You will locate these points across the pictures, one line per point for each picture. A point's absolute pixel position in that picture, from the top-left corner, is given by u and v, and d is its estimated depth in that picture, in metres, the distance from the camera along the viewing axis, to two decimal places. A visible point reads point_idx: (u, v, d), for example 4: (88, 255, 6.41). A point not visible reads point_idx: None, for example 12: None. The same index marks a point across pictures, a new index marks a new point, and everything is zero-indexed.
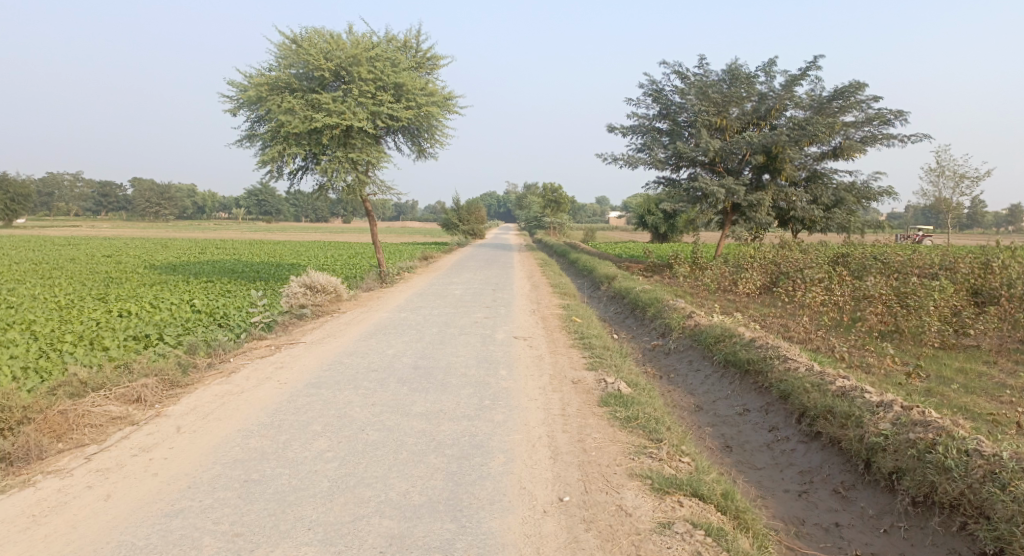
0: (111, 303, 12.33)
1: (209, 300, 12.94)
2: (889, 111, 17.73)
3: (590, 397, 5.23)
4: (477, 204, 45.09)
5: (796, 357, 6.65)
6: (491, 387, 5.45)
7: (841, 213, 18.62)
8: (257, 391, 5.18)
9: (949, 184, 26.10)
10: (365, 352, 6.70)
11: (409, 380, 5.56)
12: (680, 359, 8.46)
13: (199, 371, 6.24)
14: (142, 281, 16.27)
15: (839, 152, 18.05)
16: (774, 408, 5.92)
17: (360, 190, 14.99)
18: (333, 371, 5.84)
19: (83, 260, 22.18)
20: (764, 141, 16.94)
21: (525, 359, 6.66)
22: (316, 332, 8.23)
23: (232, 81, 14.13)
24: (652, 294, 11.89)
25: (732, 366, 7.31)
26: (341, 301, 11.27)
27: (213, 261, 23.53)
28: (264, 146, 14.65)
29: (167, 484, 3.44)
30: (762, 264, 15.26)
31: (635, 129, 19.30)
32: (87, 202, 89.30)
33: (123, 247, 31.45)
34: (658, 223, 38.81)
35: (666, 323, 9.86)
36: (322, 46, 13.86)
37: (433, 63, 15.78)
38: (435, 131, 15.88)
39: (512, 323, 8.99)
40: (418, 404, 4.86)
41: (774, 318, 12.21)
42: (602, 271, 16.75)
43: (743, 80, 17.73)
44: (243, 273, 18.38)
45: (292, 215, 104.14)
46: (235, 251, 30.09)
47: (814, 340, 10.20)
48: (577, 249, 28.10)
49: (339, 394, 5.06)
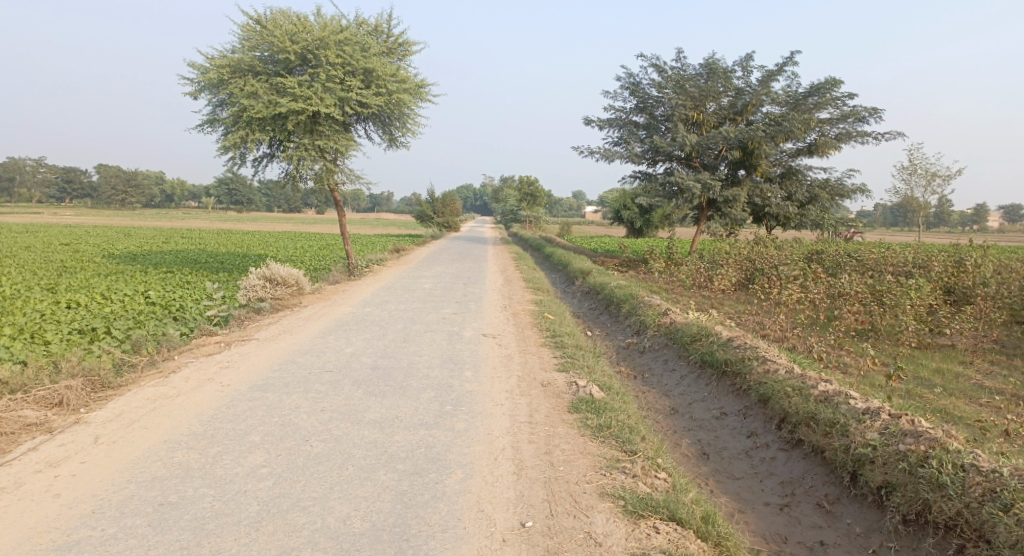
0: (58, 294, 11.59)
1: (166, 292, 12.25)
2: (864, 108, 17.76)
3: (559, 403, 4.87)
4: (453, 196, 44.52)
5: (775, 358, 6.41)
6: (454, 391, 5.03)
7: (815, 210, 18.61)
8: (195, 395, 4.63)
9: (921, 183, 26.37)
10: (321, 351, 6.22)
11: (366, 383, 5.11)
12: (655, 358, 8.20)
13: (138, 369, 5.68)
14: (97, 271, 15.44)
15: (814, 148, 18.02)
16: (753, 412, 5.70)
17: (328, 179, 14.39)
18: (283, 371, 5.34)
19: (38, 248, 21.13)
20: (741, 136, 16.81)
21: (493, 359, 6.28)
22: (272, 328, 7.68)
23: (191, 62, 13.37)
24: (627, 290, 11.62)
25: (708, 367, 7.07)
26: (303, 294, 10.70)
27: (177, 251, 22.63)
28: (226, 132, 13.94)
29: (68, 509, 2.95)
30: (737, 260, 15.15)
31: (612, 122, 19.03)
32: (50, 189, 86.19)
33: (83, 235, 30.19)
34: (634, 218, 38.81)
35: (642, 320, 9.58)
36: (288, 28, 13.20)
37: (405, 48, 15.24)
38: (407, 119, 15.36)
39: (482, 320, 8.60)
40: (372, 410, 4.43)
41: (749, 316, 12.06)
42: (577, 265, 16.45)
43: (721, 74, 17.54)
44: (207, 264, 17.61)
45: (264, 205, 101.96)
46: (200, 241, 29.11)
47: (790, 340, 10.04)
48: (552, 243, 27.86)
49: (285, 398, 4.58)
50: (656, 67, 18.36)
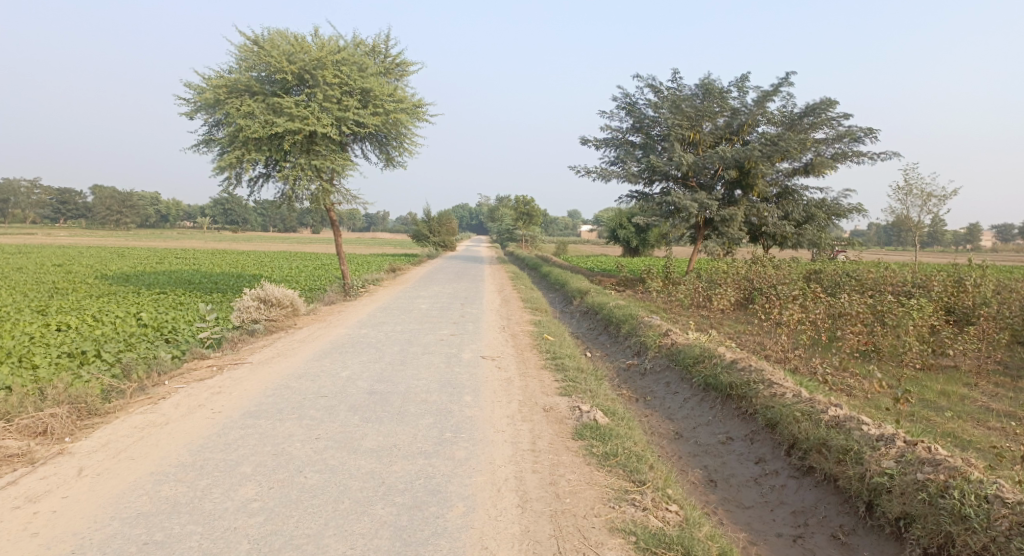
0: (49, 316, 11.37)
1: (158, 313, 12.06)
2: (859, 128, 17.88)
3: (563, 429, 4.72)
4: (449, 216, 44.55)
5: (781, 382, 6.29)
6: (453, 417, 4.88)
7: (812, 229, 18.62)
8: (185, 423, 4.44)
9: (916, 201, 26.48)
10: (317, 375, 6.05)
11: (362, 409, 4.95)
12: (657, 380, 8.07)
13: (126, 395, 5.49)
14: (89, 292, 15.23)
15: (810, 168, 18.09)
16: (760, 438, 5.64)
17: (325, 198, 14.32)
18: (277, 397, 5.17)
19: (30, 269, 20.92)
20: (737, 155, 16.87)
21: (492, 382, 6.13)
22: (266, 350, 7.50)
23: (188, 83, 13.35)
24: (626, 310, 11.51)
25: (712, 390, 6.97)
26: (298, 315, 10.52)
27: (171, 271, 22.43)
28: (222, 152, 13.87)
29: (46, 549, 2.76)
30: (735, 280, 15.09)
31: (608, 142, 19.10)
32: (45, 209, 85.95)
33: (76, 255, 29.80)
34: (630, 237, 38.85)
35: (642, 341, 9.45)
36: (286, 48, 13.22)
37: (402, 69, 15.29)
38: (404, 139, 15.35)
39: (480, 341, 8.45)
40: (370, 438, 4.26)
41: (750, 336, 11.96)
42: (574, 285, 16.35)
43: (716, 94, 17.65)
44: (201, 285, 17.41)
45: (260, 224, 101.89)
46: (195, 261, 28.93)
47: (792, 361, 9.92)
48: (549, 262, 27.81)
49: (278, 425, 4.41)
50: (652, 88, 18.50)
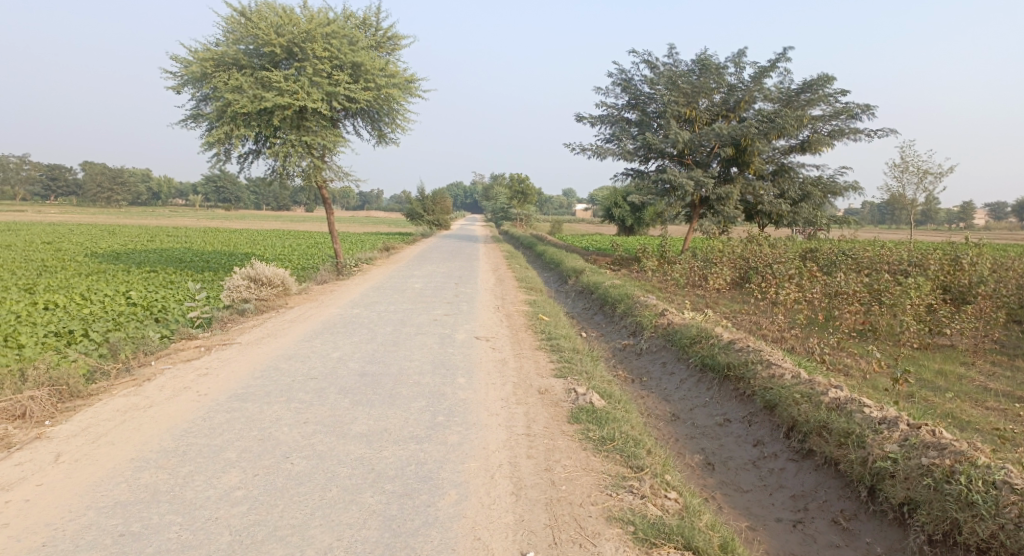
0: (36, 294, 11.14)
1: (148, 292, 11.85)
2: (856, 105, 17.65)
3: (558, 412, 4.61)
4: (443, 194, 44.16)
5: (780, 363, 6.22)
6: (447, 400, 4.75)
7: (808, 208, 18.48)
8: (169, 406, 4.28)
9: (912, 180, 26.37)
10: (307, 356, 5.90)
11: (352, 391, 4.81)
12: (652, 360, 7.99)
13: (111, 377, 5.33)
14: (78, 270, 14.98)
15: (806, 146, 17.90)
16: (758, 420, 5.60)
17: (316, 176, 14.04)
18: (265, 379, 5.02)
19: (18, 247, 20.55)
20: (733, 133, 16.63)
21: (487, 363, 6.01)
22: (255, 330, 7.35)
23: (173, 56, 12.95)
24: (622, 289, 11.39)
25: (709, 370, 6.90)
26: (289, 295, 10.34)
27: (161, 249, 22.10)
28: (210, 127, 13.52)
29: (15, 542, 2.63)
30: (731, 259, 14.99)
31: (603, 119, 18.80)
32: (34, 186, 84.66)
33: (66, 233, 29.29)
34: (625, 216, 38.67)
35: (638, 321, 9.35)
36: (273, 20, 12.82)
37: (394, 43, 14.89)
38: (397, 115, 15.02)
39: (474, 321, 8.32)
40: (360, 422, 4.14)
41: (746, 316, 11.88)
42: (570, 264, 16.21)
43: (713, 70, 17.34)
44: (192, 263, 17.17)
45: (253, 202, 100.89)
46: (185, 239, 28.58)
47: (789, 341, 9.86)
48: (544, 241, 27.66)
49: (265, 408, 4.27)
50: (648, 64, 18.15)
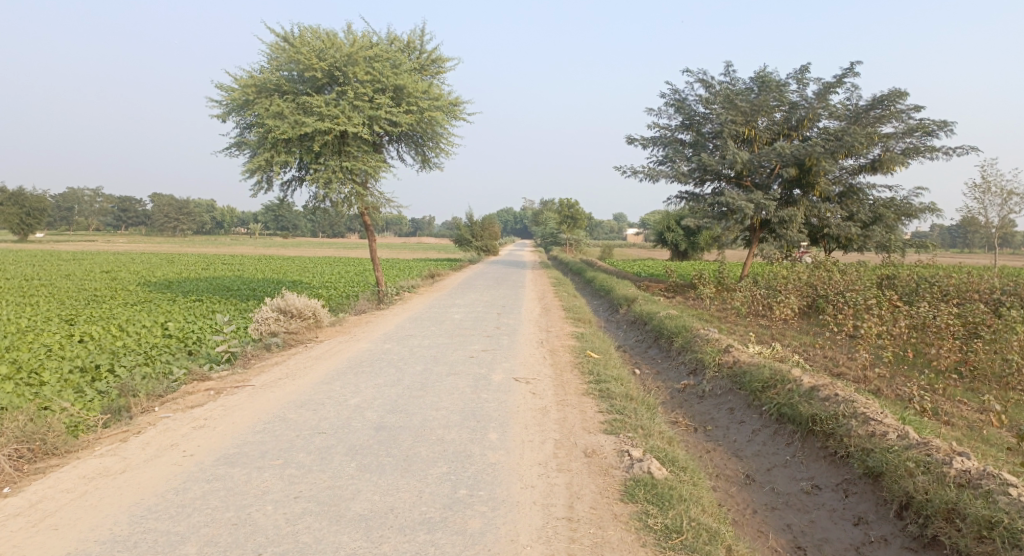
0: (75, 326, 11.01)
1: (185, 323, 11.62)
2: (933, 121, 16.14)
3: (609, 484, 3.73)
4: (492, 220, 43.81)
5: (879, 418, 5.12)
6: (472, 465, 3.95)
7: (880, 231, 16.87)
8: (143, 472, 3.65)
9: (995, 201, 24.11)
10: (320, 403, 5.22)
11: (361, 452, 4.07)
12: (717, 405, 6.95)
13: (106, 429, 4.78)
14: (126, 299, 15.07)
15: (877, 165, 16.41)
16: (859, 492, 4.56)
17: (357, 202, 13.69)
18: (266, 435, 4.34)
19: (78, 276, 21.10)
20: (796, 152, 15.42)
21: (525, 413, 5.19)
22: (276, 369, 6.75)
23: (219, 84, 12.96)
24: (678, 320, 10.37)
25: (789, 422, 5.85)
26: (321, 327, 9.79)
27: (213, 278, 22.30)
28: (252, 155, 13.41)
29: None
30: (797, 286, 13.68)
31: (655, 140, 17.90)
32: (108, 217, 89.77)
33: (127, 262, 30.19)
34: (678, 240, 37.25)
35: (698, 358, 8.32)
36: (316, 45, 12.68)
37: (438, 66, 14.58)
38: (440, 139, 14.65)
39: (514, 358, 7.51)
40: (363, 497, 3.38)
41: (819, 350, 10.60)
42: (620, 292, 15.23)
43: (773, 87, 16.25)
44: (238, 292, 17.10)
45: (309, 231, 104.06)
46: (238, 267, 29.11)
47: (873, 382, 8.53)
48: (594, 266, 26.73)
49: (253, 478, 3.57)
50: (703, 83, 17.23)
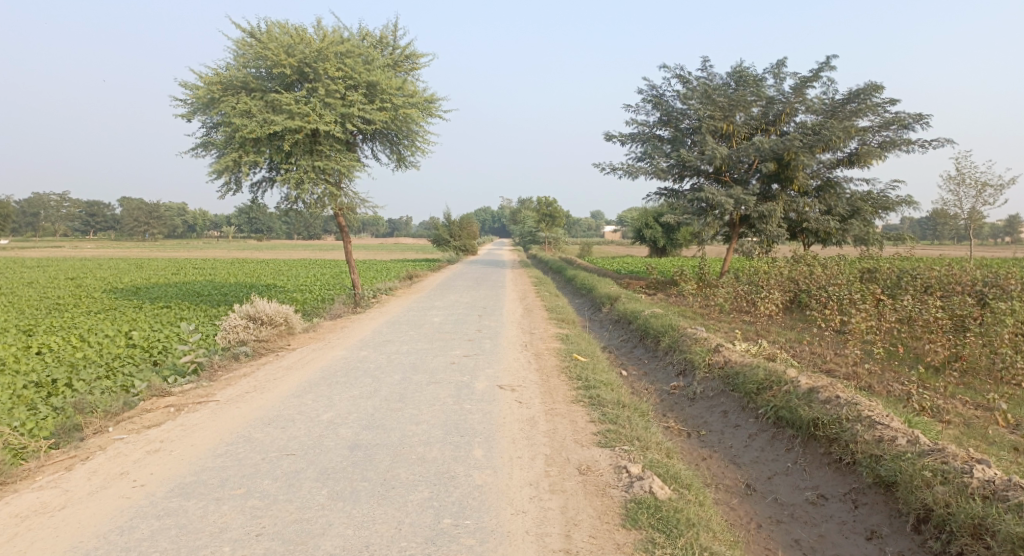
0: (32, 337, 10.36)
1: (150, 331, 11.02)
2: (908, 114, 16.17)
3: (609, 508, 3.40)
4: (470, 219, 43.31)
5: (884, 422, 4.90)
6: (458, 488, 3.58)
7: (858, 224, 16.86)
8: (84, 508, 3.20)
9: (970, 193, 24.38)
10: (289, 420, 4.79)
11: (333, 476, 3.67)
12: (710, 408, 6.68)
13: (51, 455, 4.30)
14: (89, 308, 14.34)
15: (854, 159, 16.39)
16: (870, 503, 4.39)
17: (331, 203, 13.20)
18: (228, 459, 3.91)
19: (40, 284, 20.16)
20: (775, 146, 15.31)
21: (512, 425, 4.84)
22: (243, 381, 6.30)
23: (183, 82, 12.38)
24: (664, 319, 10.11)
25: (787, 426, 5.61)
26: (294, 334, 9.31)
27: (183, 283, 21.49)
28: (220, 155, 12.82)
29: None
30: (780, 281, 13.57)
31: (634, 136, 17.69)
32: (74, 223, 87.24)
33: (94, 269, 28.99)
34: (657, 237, 37.21)
35: (687, 358, 8.06)
36: (284, 40, 12.16)
37: (412, 61, 14.14)
38: (416, 137, 14.22)
39: (498, 364, 7.16)
40: (335, 532, 2.99)
41: (807, 347, 10.43)
42: (603, 290, 14.97)
43: (751, 82, 16.15)
44: (209, 298, 16.42)
45: (285, 233, 102.39)
46: (211, 272, 28.25)
47: (864, 379, 8.34)
48: (575, 265, 26.44)
49: (209, 512, 3.15)
50: (680, 78, 17.07)
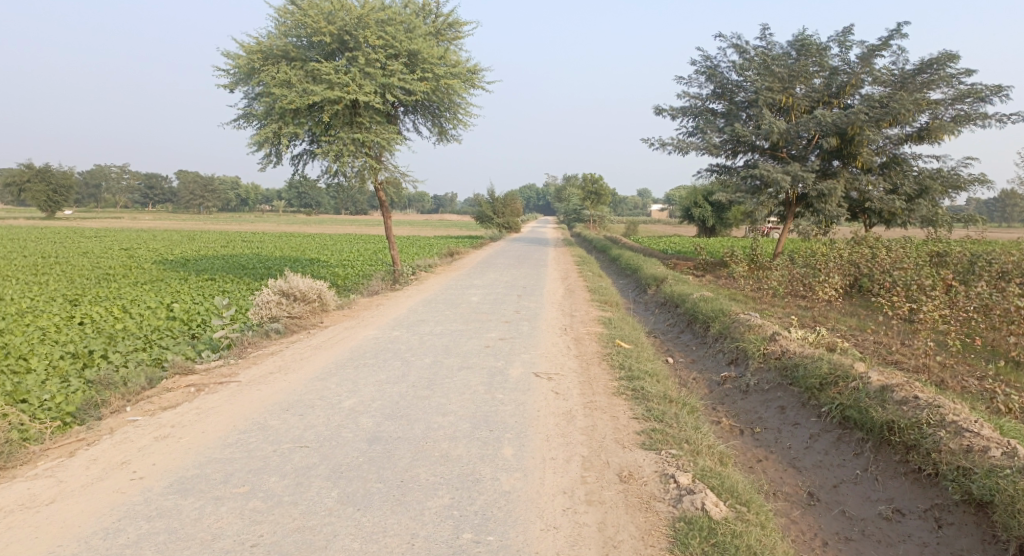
0: (79, 307, 10.53)
1: (191, 303, 11.08)
2: (987, 86, 14.69)
3: (653, 528, 2.94)
4: (513, 196, 42.67)
5: (974, 429, 4.24)
6: (482, 495, 3.19)
7: (926, 205, 15.54)
8: (75, 504, 2.96)
9: None
10: (310, 406, 4.51)
11: (346, 475, 3.33)
12: (764, 403, 6.09)
13: (65, 437, 4.12)
14: (137, 278, 14.61)
15: (924, 135, 15.02)
16: (956, 523, 3.80)
17: (371, 176, 12.89)
18: (238, 450, 3.64)
19: (96, 254, 20.77)
20: (838, 120, 14.13)
21: (547, 419, 4.42)
22: (269, 361, 6.07)
23: (225, 52, 12.24)
24: (714, 303, 9.47)
25: (855, 428, 5.00)
26: (327, 311, 9.11)
27: (231, 256, 21.80)
28: (260, 127, 12.67)
29: None
30: (841, 264, 12.60)
31: (685, 110, 16.72)
32: (135, 195, 90.95)
33: (148, 238, 29.88)
34: (706, 216, 35.80)
35: (739, 346, 7.44)
36: (325, 7, 11.80)
37: (455, 30, 13.61)
38: (457, 109, 13.75)
39: (535, 349, 6.73)
40: (338, 548, 2.64)
41: (871, 335, 9.59)
42: (648, 271, 14.29)
43: (814, 51, 14.88)
44: (253, 271, 16.52)
45: (332, 208, 104.12)
46: (258, 245, 28.68)
47: (938, 372, 7.53)
48: (619, 244, 25.62)
49: (205, 515, 2.86)
50: (737, 48, 15.95)
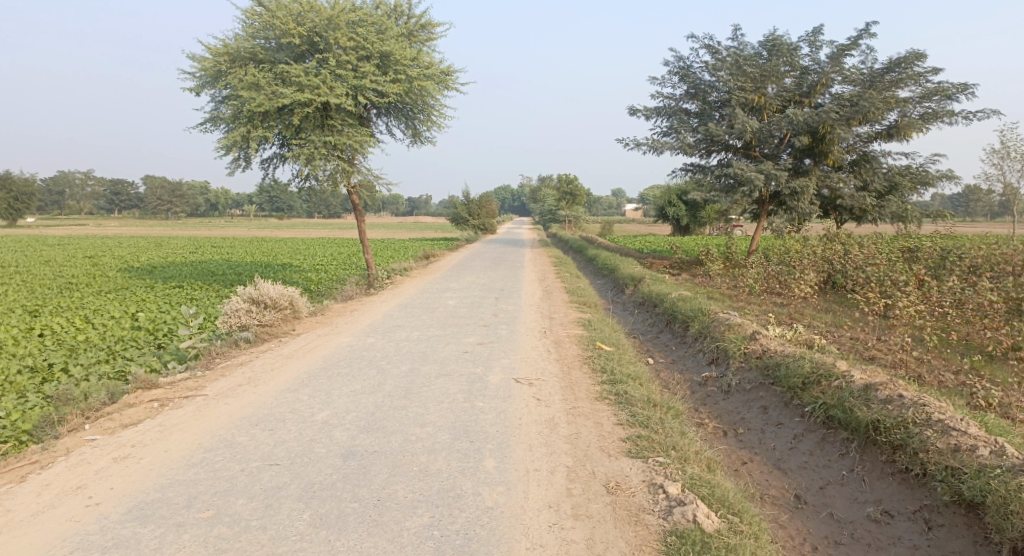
0: (37, 318, 10.06)
1: (157, 313, 10.67)
2: (951, 85, 15.00)
3: (645, 544, 2.81)
4: (489, 198, 42.51)
5: (959, 427, 4.22)
6: (464, 512, 3.03)
7: (895, 201, 15.81)
8: (21, 537, 2.72)
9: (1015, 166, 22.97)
10: (280, 420, 4.28)
11: (319, 495, 3.14)
12: (747, 403, 6.02)
13: (14, 460, 3.83)
14: (101, 287, 14.07)
15: (893, 133, 15.26)
16: (946, 525, 3.76)
17: (344, 179, 12.59)
18: (203, 470, 3.41)
19: (58, 263, 20.02)
20: (809, 119, 14.27)
21: (530, 427, 4.26)
22: (238, 372, 5.80)
23: (191, 54, 11.85)
24: (693, 302, 9.43)
25: (840, 428, 4.95)
26: (300, 318, 8.83)
27: (201, 262, 21.19)
28: (228, 130, 12.29)
29: None
30: (815, 261, 12.73)
31: (659, 110, 16.75)
32: (100, 202, 88.36)
33: (113, 246, 28.92)
34: (681, 215, 36.10)
35: (719, 346, 7.40)
36: (294, 8, 11.50)
37: (429, 31, 13.39)
38: (431, 111, 13.53)
39: (515, 353, 6.58)
40: None
41: (847, 332, 9.67)
42: (625, 271, 14.25)
43: (785, 51, 15.01)
44: (223, 278, 16.04)
45: (305, 212, 102.63)
46: (229, 251, 28.01)
47: (915, 368, 7.58)
48: (596, 244, 25.58)
49: (165, 546, 2.64)
50: (710, 48, 16.02)
